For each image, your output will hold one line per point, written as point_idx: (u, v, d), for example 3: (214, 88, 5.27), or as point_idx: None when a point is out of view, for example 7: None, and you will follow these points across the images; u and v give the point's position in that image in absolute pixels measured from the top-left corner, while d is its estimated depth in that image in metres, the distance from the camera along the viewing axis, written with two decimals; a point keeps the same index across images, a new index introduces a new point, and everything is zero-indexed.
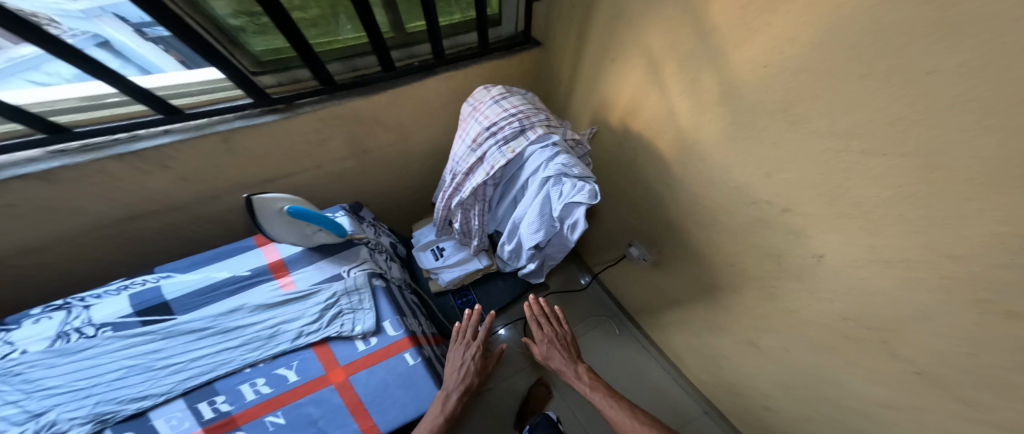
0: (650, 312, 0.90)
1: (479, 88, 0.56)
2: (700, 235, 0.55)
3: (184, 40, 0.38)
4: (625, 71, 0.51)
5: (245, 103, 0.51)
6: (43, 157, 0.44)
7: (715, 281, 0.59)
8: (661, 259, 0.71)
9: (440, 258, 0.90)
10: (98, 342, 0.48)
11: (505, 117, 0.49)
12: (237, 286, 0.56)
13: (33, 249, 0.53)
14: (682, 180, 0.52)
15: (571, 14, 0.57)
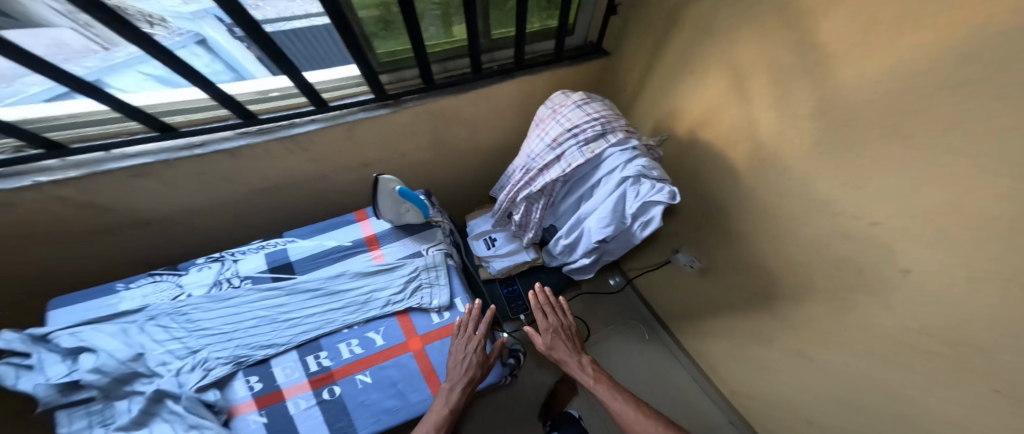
0: (685, 319, 0.92)
1: (558, 92, 0.61)
2: (765, 243, 0.56)
3: (346, 40, 0.48)
4: (703, 82, 0.54)
5: (368, 98, 0.61)
6: (233, 137, 0.55)
7: (773, 290, 0.60)
8: (711, 265, 0.73)
9: (492, 248, 0.95)
10: (242, 292, 0.57)
11: (588, 120, 0.53)
12: (341, 254, 0.65)
13: (197, 211, 0.64)
14: (755, 189, 0.53)
15: (647, 27, 0.61)
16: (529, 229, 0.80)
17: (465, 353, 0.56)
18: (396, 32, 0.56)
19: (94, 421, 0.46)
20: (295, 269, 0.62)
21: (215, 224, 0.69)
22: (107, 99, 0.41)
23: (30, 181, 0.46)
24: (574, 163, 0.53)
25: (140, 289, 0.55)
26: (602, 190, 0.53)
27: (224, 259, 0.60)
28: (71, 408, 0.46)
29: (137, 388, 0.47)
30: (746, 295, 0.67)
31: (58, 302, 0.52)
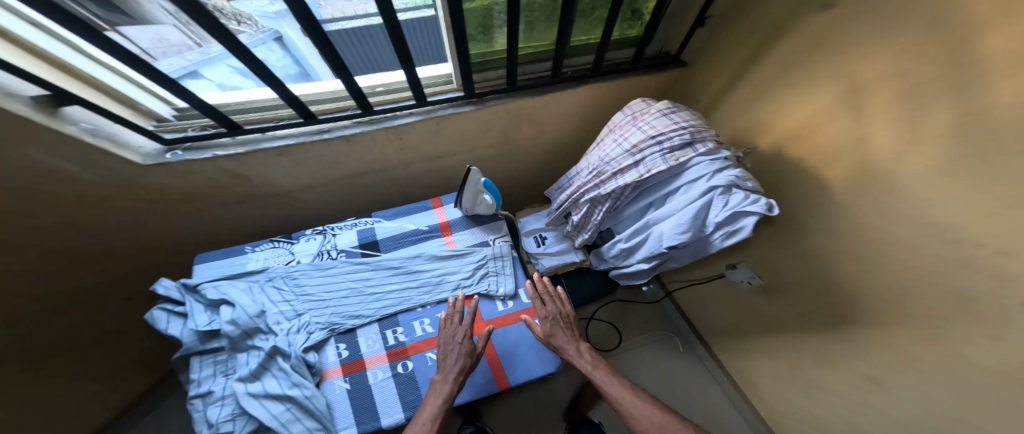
0: (732, 334, 0.98)
1: (637, 100, 0.61)
2: (844, 265, 0.54)
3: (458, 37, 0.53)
4: (803, 96, 0.51)
5: (457, 96, 0.67)
6: (352, 126, 0.63)
7: (848, 314, 0.57)
8: (775, 283, 0.72)
9: (542, 245, 0.93)
10: (338, 263, 0.65)
11: (675, 128, 0.50)
12: (418, 237, 0.71)
13: (307, 188, 0.72)
14: (842, 211, 0.50)
15: (738, 39, 0.61)
16: (585, 230, 0.79)
17: (454, 342, 0.55)
18: (488, 35, 0.61)
19: (218, 369, 0.53)
20: (381, 247, 0.69)
21: (311, 203, 0.78)
22: (278, 87, 0.49)
23: (212, 154, 0.55)
24: (654, 169, 0.53)
25: (263, 252, 0.64)
26: (681, 198, 0.53)
27: (327, 234, 0.68)
28: (202, 355, 0.53)
29: (253, 343, 0.54)
30: (815, 320, 0.64)
31: (201, 258, 0.59)
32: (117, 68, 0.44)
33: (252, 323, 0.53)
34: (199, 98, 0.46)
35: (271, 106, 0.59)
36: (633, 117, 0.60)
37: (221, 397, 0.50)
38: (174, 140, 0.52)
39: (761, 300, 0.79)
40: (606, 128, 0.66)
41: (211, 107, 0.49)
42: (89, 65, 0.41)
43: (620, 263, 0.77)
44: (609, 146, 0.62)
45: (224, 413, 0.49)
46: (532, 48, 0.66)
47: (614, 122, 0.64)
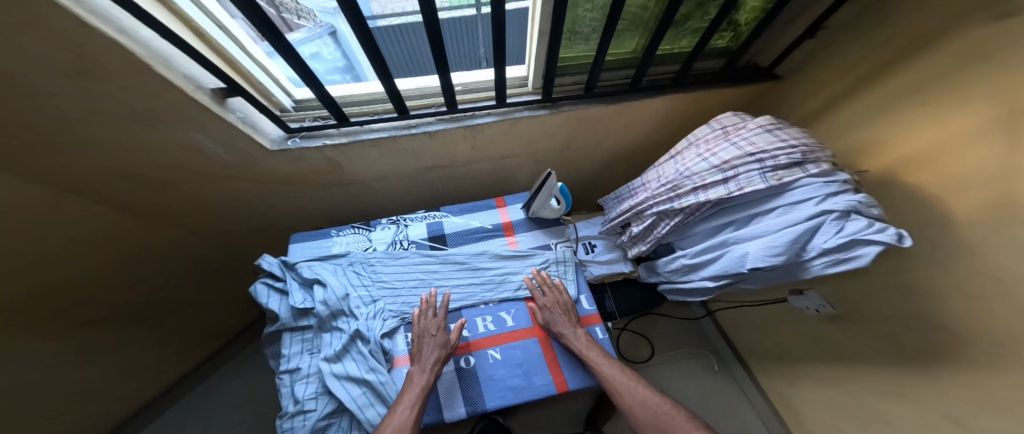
0: (776, 358, 0.98)
1: (728, 113, 0.59)
2: (937, 300, 0.49)
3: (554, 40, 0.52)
4: (926, 119, 0.46)
5: (535, 99, 0.68)
6: (435, 122, 0.67)
7: (935, 352, 0.52)
8: (849, 311, 0.68)
9: (591, 253, 0.87)
10: (410, 253, 0.70)
11: (782, 146, 0.47)
12: (484, 235, 0.76)
13: (382, 179, 0.77)
14: (946, 244, 0.46)
15: (861, 58, 0.57)
16: (643, 242, 0.75)
17: (427, 334, 0.56)
18: (571, 42, 0.61)
19: (305, 347, 0.57)
20: (448, 241, 0.74)
21: (381, 194, 0.83)
22: (387, 78, 0.53)
23: (323, 142, 0.60)
24: (748, 186, 0.47)
25: (345, 237, 0.72)
26: (775, 220, 0.49)
27: (401, 225, 0.73)
28: (292, 332, 0.58)
29: (336, 325, 0.57)
30: (900, 361, 0.59)
31: (295, 238, 0.68)
32: (270, 72, 0.53)
33: (339, 304, 0.58)
34: (326, 91, 0.53)
35: (370, 102, 0.64)
36: (725, 132, 0.57)
37: (306, 375, 0.54)
38: (296, 129, 0.59)
39: (827, 329, 0.76)
40: (685, 140, 0.63)
41: (331, 99, 0.55)
42: (244, 57, 0.48)
43: (677, 279, 0.74)
44: (691, 159, 0.58)
45: (309, 390, 0.52)
46: (614, 55, 0.65)
47: (699, 135, 0.61)
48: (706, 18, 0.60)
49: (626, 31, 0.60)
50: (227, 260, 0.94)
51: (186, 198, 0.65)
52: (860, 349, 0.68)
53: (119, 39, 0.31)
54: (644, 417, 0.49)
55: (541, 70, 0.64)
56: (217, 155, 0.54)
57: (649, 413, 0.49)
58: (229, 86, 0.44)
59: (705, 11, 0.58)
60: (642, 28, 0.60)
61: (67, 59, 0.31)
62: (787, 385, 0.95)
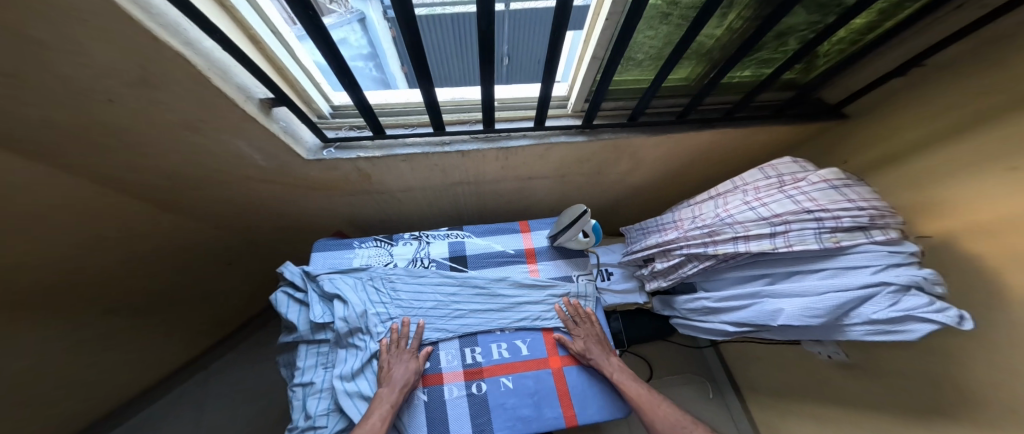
0: (774, 397, 0.97)
1: (785, 158, 0.55)
2: (964, 370, 0.48)
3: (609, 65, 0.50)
4: (958, 185, 0.46)
5: (575, 125, 0.67)
6: (470, 140, 0.67)
7: (951, 421, 0.51)
8: (862, 364, 0.67)
9: (606, 281, 0.84)
10: (430, 272, 0.72)
11: (852, 209, 0.43)
12: (505, 260, 0.78)
13: (408, 188, 0.77)
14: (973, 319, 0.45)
15: (902, 111, 0.57)
16: (664, 278, 0.72)
17: (402, 359, 0.59)
18: (624, 67, 0.59)
19: (320, 361, 0.60)
20: (468, 263, 0.76)
21: (404, 202, 0.83)
22: (428, 87, 0.52)
23: (358, 155, 0.61)
24: (799, 245, 0.45)
25: (367, 249, 0.75)
26: (816, 282, 0.48)
27: (425, 243, 0.76)
28: (308, 344, 0.61)
29: (352, 342, 0.61)
30: (911, 419, 0.58)
31: (321, 247, 0.72)
32: (309, 72, 0.53)
33: (357, 322, 0.61)
34: (365, 98, 0.51)
35: (407, 113, 0.64)
36: (781, 182, 0.53)
37: (319, 390, 0.57)
38: (333, 139, 0.59)
39: (838, 377, 0.74)
40: (730, 181, 0.61)
41: (370, 107, 0.54)
42: (266, 30, 0.44)
43: (694, 319, 0.72)
44: (732, 205, 0.56)
45: (321, 406, 0.55)
46: (670, 82, 0.61)
47: (748, 180, 0.58)
48: (780, 49, 0.54)
49: (688, 59, 0.55)
50: (241, 253, 0.95)
51: (215, 195, 0.66)
52: (869, 402, 0.66)
53: (184, 52, 0.32)
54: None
55: (584, 95, 0.64)
56: (252, 159, 0.54)
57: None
58: (277, 98, 0.45)
59: (782, 42, 0.52)
60: (702, 57, 0.56)
61: (128, 59, 0.30)
62: (776, 415, 0.96)
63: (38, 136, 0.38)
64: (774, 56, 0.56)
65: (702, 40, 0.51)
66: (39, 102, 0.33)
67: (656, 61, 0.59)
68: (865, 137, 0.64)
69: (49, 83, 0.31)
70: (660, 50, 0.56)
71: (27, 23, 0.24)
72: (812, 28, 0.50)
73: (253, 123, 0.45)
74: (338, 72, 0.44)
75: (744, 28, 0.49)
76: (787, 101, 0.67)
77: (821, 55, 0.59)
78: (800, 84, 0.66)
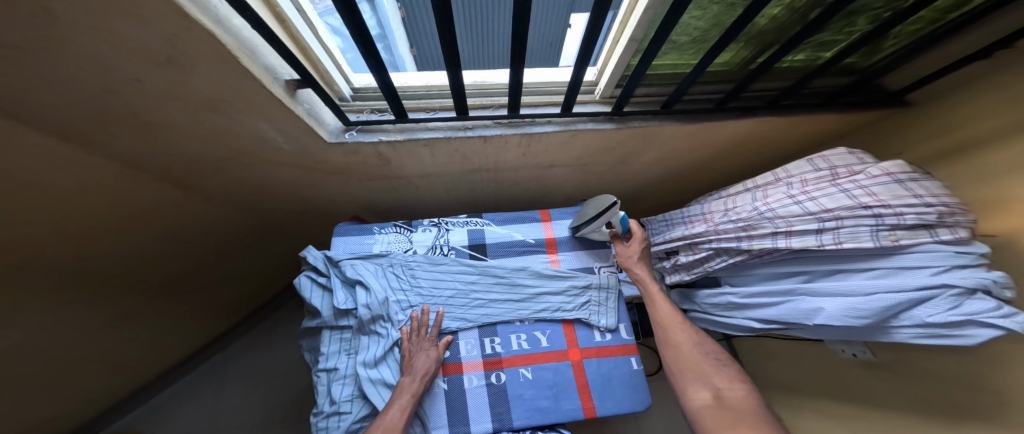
0: (785, 390, 0.99)
1: (836, 149, 0.52)
2: (992, 373, 0.48)
3: (651, 49, 0.46)
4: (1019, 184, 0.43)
5: (603, 112, 0.64)
6: (493, 126, 0.65)
7: (962, 419, 0.52)
8: (886, 363, 0.67)
9: None
10: (449, 260, 0.71)
11: (920, 205, 0.39)
12: (525, 249, 0.76)
13: (427, 175, 0.76)
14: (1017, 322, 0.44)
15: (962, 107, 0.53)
16: (687, 272, 0.71)
17: (423, 347, 0.60)
18: (663, 51, 0.54)
19: (343, 347, 0.62)
20: (488, 252, 0.75)
21: (421, 189, 0.82)
22: (455, 71, 0.49)
23: (380, 138, 0.59)
24: (850, 242, 0.42)
25: (386, 235, 0.74)
26: (865, 281, 0.45)
27: (444, 230, 0.75)
28: (331, 330, 0.63)
29: (374, 329, 0.62)
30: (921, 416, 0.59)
31: (340, 233, 0.72)
32: (330, 51, 0.50)
33: (379, 309, 0.62)
34: (389, 80, 0.49)
35: (428, 96, 0.62)
36: (833, 174, 0.48)
37: (343, 376, 0.59)
38: (354, 122, 0.57)
39: (857, 374, 0.74)
40: (771, 172, 0.57)
41: (394, 90, 0.51)
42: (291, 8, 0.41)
43: (716, 313, 0.71)
44: (774, 198, 0.52)
45: (345, 392, 0.57)
46: (715, 67, 0.57)
47: (794, 172, 0.54)
48: (845, 30, 0.49)
49: (738, 42, 0.51)
50: (263, 239, 0.98)
51: (236, 180, 0.66)
52: (887, 399, 0.67)
53: (215, 32, 0.30)
54: (692, 362, 0.47)
55: (615, 80, 0.60)
56: (274, 142, 0.52)
57: (697, 363, 0.47)
58: (303, 79, 0.43)
59: (848, 23, 0.47)
60: (754, 41, 0.51)
61: (164, 40, 0.29)
62: (782, 407, 0.98)
63: (60, 118, 0.37)
64: (835, 38, 0.51)
65: (761, 21, 0.47)
66: (59, 82, 0.31)
67: (699, 43, 0.54)
68: (918, 135, 0.59)
69: (67, 62, 0.29)
70: (705, 34, 0.52)
71: (69, 5, 0.22)
72: (887, 6, 0.45)
73: (277, 105, 0.43)
74: (364, 52, 0.42)
75: (807, 6, 0.45)
76: (839, 88, 0.62)
77: (890, 37, 0.54)
78: (861, 68, 0.62)
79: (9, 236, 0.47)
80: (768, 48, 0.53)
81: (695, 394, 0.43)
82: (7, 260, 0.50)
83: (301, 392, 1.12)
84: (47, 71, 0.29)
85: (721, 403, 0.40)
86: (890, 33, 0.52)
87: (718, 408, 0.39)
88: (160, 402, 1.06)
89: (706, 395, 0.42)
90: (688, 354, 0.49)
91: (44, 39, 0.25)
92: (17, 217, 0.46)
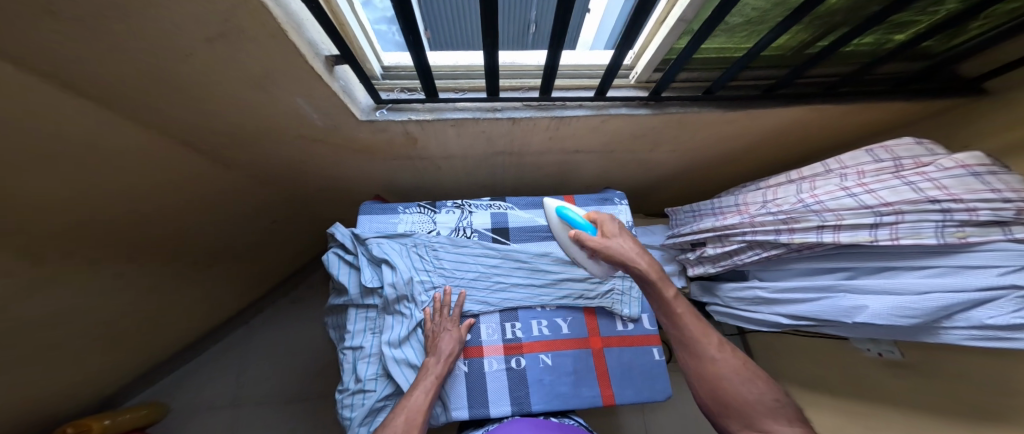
0: (798, 383, 1.01)
1: (901, 138, 0.48)
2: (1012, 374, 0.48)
3: (704, 33, 0.41)
4: None
5: (638, 97, 0.61)
6: (522, 109, 0.63)
7: (978, 419, 0.53)
8: (909, 363, 0.67)
9: None
10: (473, 243, 0.71)
11: (1001, 199, 0.35)
12: (547, 235, 0.75)
13: (452, 157, 0.76)
14: None
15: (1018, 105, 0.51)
16: (712, 265, 0.71)
17: (444, 329, 0.60)
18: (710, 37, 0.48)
19: (368, 326, 0.63)
20: (511, 236, 0.75)
21: (444, 170, 0.82)
22: (491, 52, 0.47)
23: (409, 117, 0.58)
24: (909, 239, 0.39)
25: (410, 215, 0.74)
26: (917, 279, 0.42)
27: (467, 212, 0.75)
28: (357, 308, 0.64)
29: (398, 309, 0.63)
30: (939, 415, 0.59)
31: (366, 213, 0.72)
32: (364, 29, 0.49)
33: (404, 288, 0.63)
34: (425, 59, 0.48)
35: (455, 77, 0.60)
36: (897, 166, 0.45)
37: (368, 355, 0.60)
38: (385, 100, 0.56)
39: (879, 372, 0.74)
40: (821, 163, 0.54)
41: (428, 69, 0.50)
42: None
43: (740, 306, 0.72)
44: (823, 190, 0.50)
45: (370, 371, 0.59)
46: (768, 52, 0.51)
47: (850, 163, 0.51)
48: (928, 10, 0.43)
49: (799, 26, 0.45)
50: (286, 217, 0.99)
51: (263, 157, 0.66)
52: (904, 397, 0.67)
53: (268, 4, 0.29)
54: (738, 401, 0.41)
55: (654, 64, 0.56)
56: (309, 119, 0.52)
57: (744, 402, 0.41)
58: (344, 54, 0.42)
59: (934, 2, 0.41)
60: (817, 23, 0.45)
61: (221, 14, 0.28)
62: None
63: (107, 89, 0.37)
64: (914, 19, 0.45)
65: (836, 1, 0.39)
66: (112, 53, 0.31)
67: (752, 25, 0.47)
68: (978, 131, 0.55)
69: (122, 36, 0.29)
70: (763, 15, 0.45)
71: None
72: None
73: (317, 82, 0.43)
74: (404, 28, 0.40)
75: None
76: (903, 76, 0.58)
77: (977, 21, 0.47)
78: (932, 53, 0.56)
79: (64, 208, 0.49)
80: (837, 28, 0.47)
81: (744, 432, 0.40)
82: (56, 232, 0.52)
83: (325, 366, 1.18)
84: (104, 45, 0.29)
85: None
86: (980, 17, 0.46)
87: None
88: (191, 369, 1.12)
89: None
90: (732, 391, 0.42)
91: (107, 12, 0.25)
92: (70, 193, 0.48)
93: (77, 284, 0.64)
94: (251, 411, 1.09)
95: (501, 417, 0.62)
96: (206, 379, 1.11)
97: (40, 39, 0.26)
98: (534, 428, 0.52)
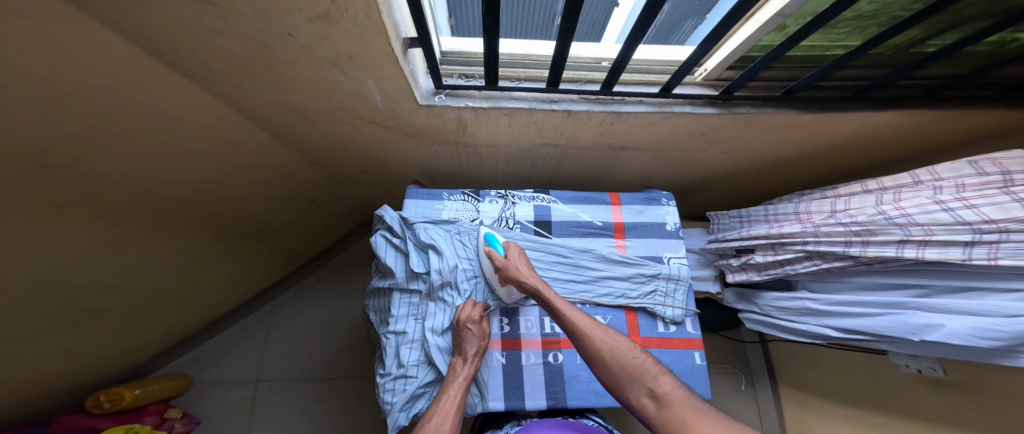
0: (821, 395, 1.00)
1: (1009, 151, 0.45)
2: None
3: (799, 38, 0.39)
4: None
5: (705, 95, 0.58)
6: (579, 102, 0.61)
7: None
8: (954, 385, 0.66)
9: None
10: (516, 235, 0.70)
11: None
12: (590, 232, 0.74)
13: (497, 146, 0.74)
14: None
15: None
16: (759, 272, 0.69)
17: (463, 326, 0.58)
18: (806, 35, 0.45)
19: (411, 311, 0.62)
20: (553, 230, 0.74)
21: (485, 158, 0.80)
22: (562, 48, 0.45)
23: (467, 104, 0.57)
24: (1011, 259, 0.37)
25: (455, 202, 0.74)
26: (1008, 302, 0.40)
27: (511, 203, 0.74)
28: (400, 293, 0.63)
29: (441, 296, 0.62)
30: None
31: (412, 197, 0.72)
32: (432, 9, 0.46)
33: (449, 276, 0.62)
34: (496, 46, 0.45)
35: (513, 65, 0.58)
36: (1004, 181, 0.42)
37: (410, 341, 0.60)
38: (446, 85, 0.54)
39: (918, 391, 0.72)
40: (909, 174, 0.52)
41: (495, 57, 0.48)
42: None
43: (781, 316, 0.71)
44: (910, 203, 0.48)
45: (412, 357, 0.59)
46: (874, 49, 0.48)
47: (945, 175, 0.48)
48: None
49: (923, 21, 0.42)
50: (316, 198, 0.98)
51: (311, 136, 0.65)
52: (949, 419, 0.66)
53: None
54: (621, 371, 0.45)
55: (727, 63, 0.53)
56: (371, 101, 0.51)
57: (625, 371, 0.45)
58: (422, 37, 0.40)
59: None
60: (944, 18, 0.42)
61: None
62: (814, 416, 1.01)
63: (191, 59, 0.36)
64: None
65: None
66: (213, 27, 0.30)
67: (861, 22, 0.44)
68: None
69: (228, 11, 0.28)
70: (880, 9, 0.41)
71: None
72: None
73: (392, 64, 0.41)
74: (487, 13, 0.38)
75: None
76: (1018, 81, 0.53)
77: None
78: None
79: (127, 181, 0.49)
80: (962, 24, 0.43)
81: (638, 401, 0.43)
82: (117, 204, 0.52)
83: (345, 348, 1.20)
84: (208, 17, 0.28)
85: (662, 406, 0.40)
86: None
87: (664, 420, 0.38)
88: (217, 343, 1.15)
89: (648, 400, 0.42)
90: (614, 364, 0.46)
91: None
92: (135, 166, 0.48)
93: (128, 255, 0.65)
94: (276, 386, 1.12)
95: (535, 409, 0.62)
96: (234, 352, 1.15)
97: (153, 3, 0.25)
98: (554, 426, 0.53)
